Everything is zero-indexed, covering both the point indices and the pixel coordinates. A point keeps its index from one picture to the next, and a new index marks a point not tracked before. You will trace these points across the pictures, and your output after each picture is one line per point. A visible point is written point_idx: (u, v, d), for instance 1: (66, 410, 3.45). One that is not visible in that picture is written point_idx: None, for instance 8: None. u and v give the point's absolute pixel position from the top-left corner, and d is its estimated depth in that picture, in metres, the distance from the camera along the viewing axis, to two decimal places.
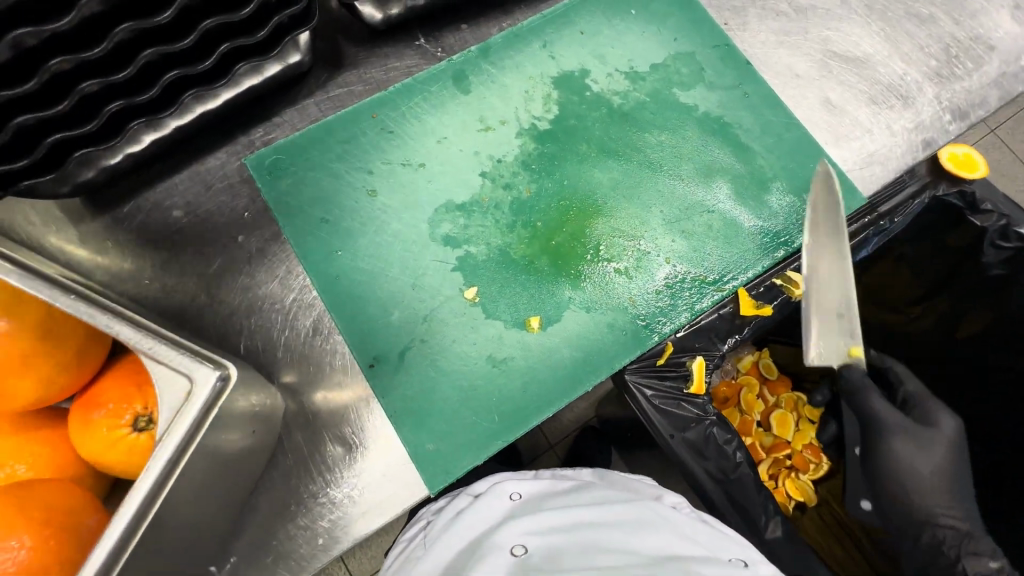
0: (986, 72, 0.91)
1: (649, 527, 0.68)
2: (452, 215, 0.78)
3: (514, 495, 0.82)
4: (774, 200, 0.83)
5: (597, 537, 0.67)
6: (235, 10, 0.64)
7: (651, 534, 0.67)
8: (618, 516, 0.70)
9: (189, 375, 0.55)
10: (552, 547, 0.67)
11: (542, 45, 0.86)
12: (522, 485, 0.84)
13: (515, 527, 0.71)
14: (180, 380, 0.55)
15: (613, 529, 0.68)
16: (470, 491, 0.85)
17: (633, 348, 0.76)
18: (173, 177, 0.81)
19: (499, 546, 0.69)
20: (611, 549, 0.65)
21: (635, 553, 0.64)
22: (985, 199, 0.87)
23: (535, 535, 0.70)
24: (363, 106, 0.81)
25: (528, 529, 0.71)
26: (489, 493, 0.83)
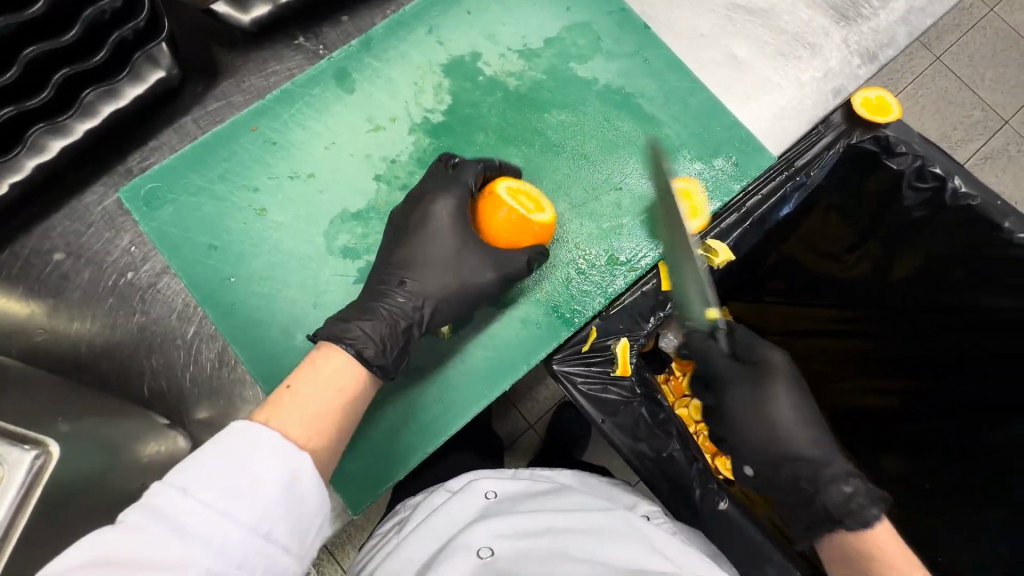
0: (894, 9, 0.88)
1: (618, 537, 0.68)
2: (348, 225, 0.75)
3: (490, 493, 0.77)
4: (681, 169, 0.81)
5: (567, 544, 0.66)
6: (57, 35, 0.59)
7: (620, 545, 0.67)
8: (591, 523, 0.70)
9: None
10: (521, 553, 0.66)
11: (427, 30, 0.81)
12: (500, 482, 0.79)
13: (486, 528, 0.68)
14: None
15: (584, 536, 0.67)
16: (447, 487, 0.81)
17: (548, 341, 0.76)
18: (46, 219, 0.74)
19: (465, 545, 0.66)
20: (579, 558, 0.65)
21: (601, 564, 0.65)
22: (900, 142, 0.81)
23: (506, 539, 0.67)
24: (241, 118, 0.76)
25: (501, 532, 0.68)
26: (465, 489, 0.78)
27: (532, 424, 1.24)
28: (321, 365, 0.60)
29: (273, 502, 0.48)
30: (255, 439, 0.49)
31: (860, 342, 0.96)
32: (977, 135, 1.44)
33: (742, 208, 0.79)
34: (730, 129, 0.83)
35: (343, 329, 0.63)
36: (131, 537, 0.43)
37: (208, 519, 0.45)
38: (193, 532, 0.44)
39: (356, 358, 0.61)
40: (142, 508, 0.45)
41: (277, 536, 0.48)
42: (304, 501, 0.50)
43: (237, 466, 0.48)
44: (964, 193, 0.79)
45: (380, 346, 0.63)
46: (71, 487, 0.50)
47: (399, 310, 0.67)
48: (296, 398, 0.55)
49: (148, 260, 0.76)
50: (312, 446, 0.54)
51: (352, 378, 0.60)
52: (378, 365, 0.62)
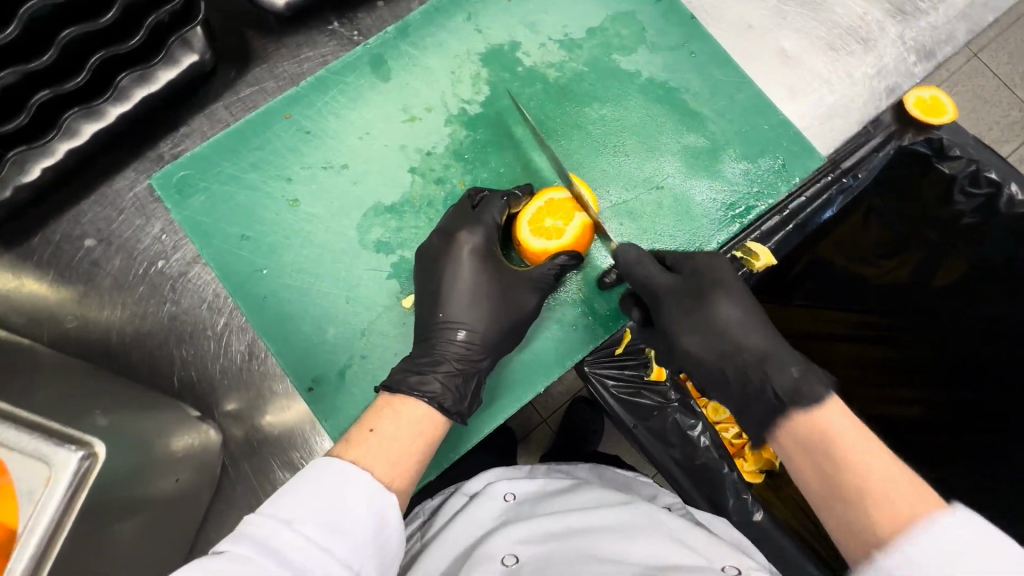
0: (952, 4, 0.83)
1: (639, 530, 0.64)
2: (383, 219, 0.73)
3: (508, 495, 0.76)
4: (727, 168, 0.78)
5: (591, 543, 0.63)
6: (94, 17, 0.57)
7: (644, 540, 0.63)
8: (610, 520, 0.67)
9: (45, 461, 0.45)
10: (545, 556, 0.63)
11: (466, 17, 0.78)
12: (516, 483, 0.78)
13: (507, 534, 0.66)
14: (39, 468, 0.45)
15: (609, 535, 0.64)
16: (463, 490, 0.79)
17: (585, 343, 0.74)
18: (77, 205, 0.73)
19: (490, 554, 0.64)
20: (603, 558, 0.61)
21: (623, 562, 0.61)
22: (954, 145, 0.77)
23: (528, 543, 0.65)
24: (275, 105, 0.75)
25: (523, 538, 0.66)
26: (482, 493, 0.76)
27: (544, 418, 1.22)
28: (401, 409, 0.58)
29: (365, 541, 0.46)
30: (350, 475, 0.48)
31: (891, 349, 0.91)
32: (1014, 136, 1.38)
33: (784, 210, 0.77)
34: (779, 127, 0.80)
35: (419, 381, 0.61)
36: (234, 566, 0.41)
37: (310, 555, 0.44)
38: (295, 564, 0.43)
39: (437, 410, 0.60)
40: (242, 538, 0.43)
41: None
42: (390, 541, 0.48)
43: (328, 500, 0.47)
44: (1021, 201, 0.75)
45: (457, 395, 0.63)
46: (108, 483, 0.50)
47: (467, 355, 0.66)
48: (381, 440, 0.54)
49: (178, 248, 0.75)
50: (395, 486, 0.52)
51: (430, 423, 0.59)
52: (456, 413, 0.62)
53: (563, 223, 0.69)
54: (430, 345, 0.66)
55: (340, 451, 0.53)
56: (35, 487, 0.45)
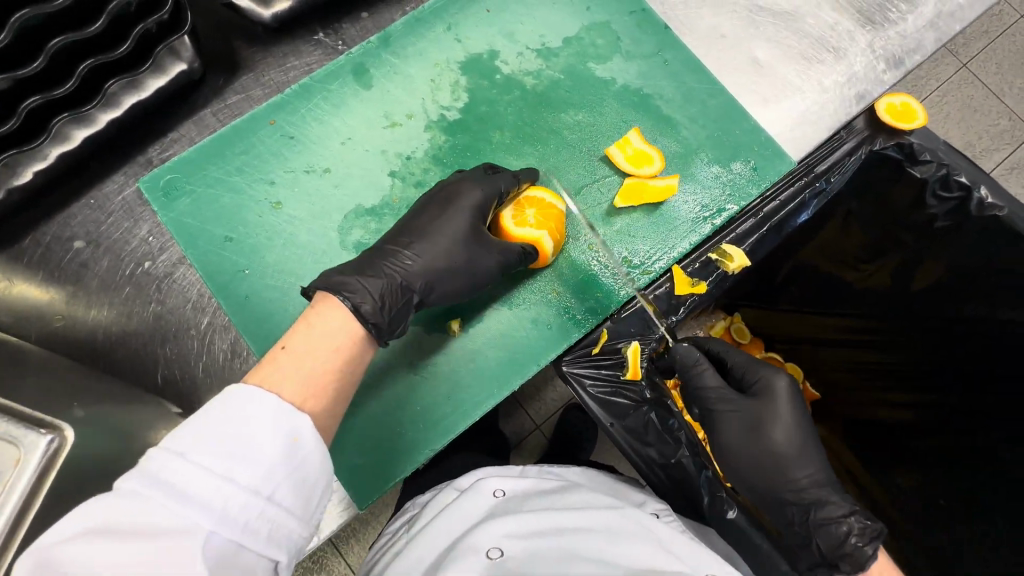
0: (921, 14, 0.85)
1: (628, 537, 0.65)
2: (363, 220, 0.75)
3: (498, 491, 0.75)
4: (700, 172, 0.81)
5: (579, 545, 0.63)
6: (83, 26, 0.60)
7: (633, 546, 0.64)
8: (597, 521, 0.67)
9: (15, 443, 0.48)
10: (532, 554, 0.62)
11: (446, 28, 0.81)
12: (506, 481, 0.76)
13: (494, 528, 0.65)
14: (7, 449, 0.48)
15: (597, 536, 0.64)
16: (455, 485, 0.79)
17: (560, 340, 0.77)
18: (67, 207, 0.75)
19: (473, 547, 0.63)
20: (591, 559, 0.62)
21: (611, 566, 0.62)
22: (924, 149, 0.78)
23: (514, 538, 0.64)
24: (259, 111, 0.77)
25: (508, 532, 0.64)
26: (472, 488, 0.75)
27: (538, 424, 1.23)
28: (315, 321, 0.58)
29: (274, 465, 0.47)
30: (253, 401, 0.48)
31: (875, 353, 0.92)
32: (1004, 145, 1.40)
33: (760, 212, 0.79)
34: (750, 132, 0.82)
35: (342, 284, 0.62)
36: (128, 502, 0.42)
37: (208, 484, 0.43)
38: (194, 496, 0.43)
39: (353, 313, 0.60)
40: (135, 473, 0.43)
41: (280, 499, 0.47)
42: (305, 465, 0.49)
43: (224, 431, 0.46)
44: (991, 203, 0.76)
45: (378, 303, 0.62)
46: (82, 473, 0.51)
47: (405, 271, 0.67)
48: (292, 357, 0.54)
49: (165, 249, 0.77)
50: (309, 406, 0.53)
51: (349, 339, 0.59)
52: (372, 321, 0.61)
53: (529, 211, 0.75)
54: (368, 259, 0.67)
55: (250, 376, 0.53)
56: (4, 469, 0.47)
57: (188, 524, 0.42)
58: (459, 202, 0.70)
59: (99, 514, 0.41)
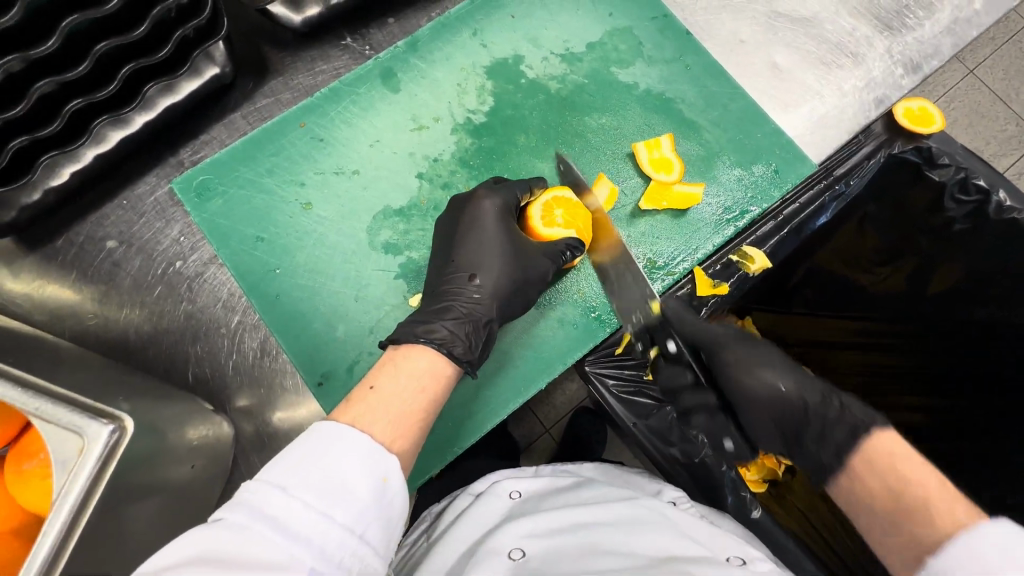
0: (938, 20, 0.86)
1: (647, 527, 0.65)
2: (391, 221, 0.77)
3: (514, 493, 0.77)
4: (722, 175, 0.82)
5: (599, 538, 0.63)
6: (127, 30, 0.61)
7: (651, 534, 0.63)
8: (615, 515, 0.67)
9: (78, 432, 0.49)
10: (553, 550, 0.63)
11: (471, 33, 0.82)
12: (521, 482, 0.79)
13: (515, 529, 0.66)
14: (72, 437, 0.49)
15: (615, 528, 0.64)
16: (470, 491, 0.80)
17: (585, 342, 0.77)
18: (101, 208, 0.77)
19: (495, 550, 0.64)
20: (611, 550, 0.61)
21: (632, 554, 0.61)
22: (943, 153, 0.79)
23: (535, 537, 0.65)
24: (290, 114, 0.79)
25: (530, 532, 0.66)
26: (489, 491, 0.77)
27: (547, 428, 1.23)
28: (401, 364, 0.59)
29: (367, 506, 0.46)
30: (348, 439, 0.48)
31: (892, 357, 0.93)
32: (1012, 151, 1.41)
33: (780, 215, 0.80)
34: (771, 136, 0.83)
35: (426, 329, 0.64)
36: (228, 533, 0.41)
37: (308, 519, 0.43)
38: (293, 529, 0.43)
39: (445, 355, 0.62)
40: (237, 506, 0.43)
41: (370, 540, 0.46)
42: (393, 508, 0.48)
43: (324, 465, 0.46)
44: (1010, 206, 0.77)
45: (467, 344, 0.65)
46: (128, 466, 0.52)
47: (475, 305, 0.69)
48: (381, 398, 0.54)
49: (196, 250, 0.78)
50: (399, 448, 0.52)
51: (433, 378, 0.59)
52: (467, 361, 0.64)
53: (563, 212, 0.75)
54: (441, 300, 0.69)
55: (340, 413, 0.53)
56: (70, 456, 0.49)
57: (285, 558, 0.41)
58: (488, 203, 0.72)
59: (194, 544, 0.40)
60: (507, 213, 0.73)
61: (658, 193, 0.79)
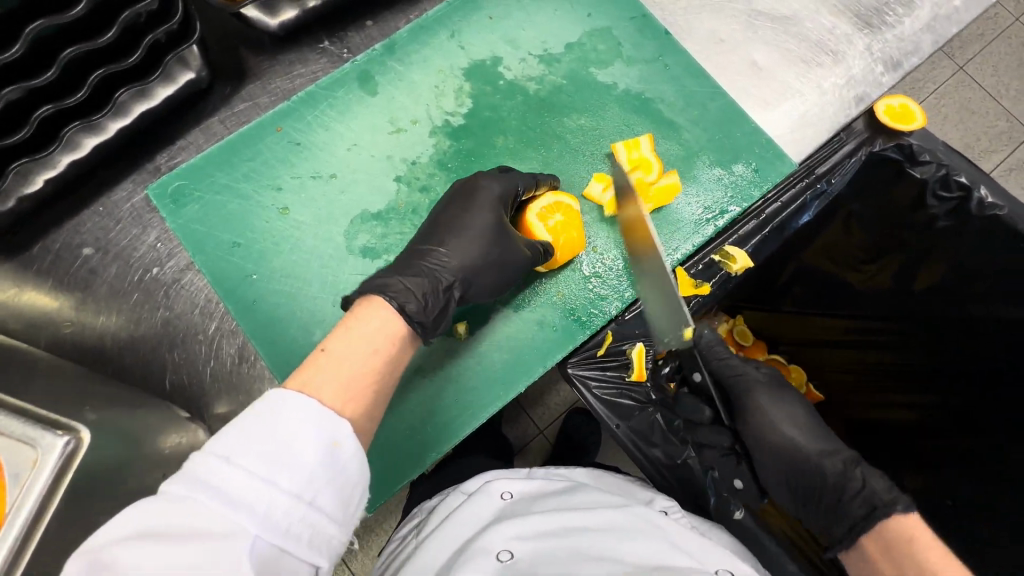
0: (918, 17, 0.85)
1: (635, 534, 0.64)
2: (368, 225, 0.76)
3: (504, 494, 0.75)
4: (701, 174, 0.82)
5: (588, 544, 0.63)
6: (95, 36, 0.61)
7: (639, 542, 0.63)
8: (605, 520, 0.66)
9: (32, 444, 0.48)
10: (541, 553, 0.62)
11: (449, 35, 0.82)
12: (514, 482, 0.76)
13: (502, 531, 0.65)
14: (23, 450, 0.48)
15: (606, 535, 0.64)
16: (460, 489, 0.79)
17: (565, 342, 0.77)
18: (76, 215, 0.76)
19: (484, 549, 0.64)
20: (598, 557, 0.61)
21: (619, 562, 0.61)
22: (924, 150, 0.78)
23: (525, 539, 0.65)
24: (266, 119, 0.78)
25: (518, 534, 0.65)
26: (480, 491, 0.75)
27: (542, 429, 1.22)
28: (355, 324, 0.57)
29: (315, 468, 0.46)
30: (291, 407, 0.47)
31: (880, 354, 0.93)
32: (1002, 147, 1.41)
33: (762, 213, 0.80)
34: (751, 135, 0.83)
35: (382, 287, 0.62)
36: (174, 505, 0.42)
37: (252, 488, 0.43)
38: (239, 500, 0.42)
39: (398, 312, 0.60)
40: (180, 477, 0.43)
41: (320, 503, 0.46)
42: (345, 469, 0.48)
43: (268, 434, 0.46)
44: (991, 203, 0.76)
45: (421, 302, 0.63)
46: (93, 477, 0.52)
47: (440, 271, 0.68)
48: (331, 360, 0.53)
49: (173, 256, 0.78)
50: (349, 412, 0.51)
51: (389, 342, 0.58)
52: (418, 319, 0.61)
53: (552, 218, 0.77)
54: (407, 262, 0.68)
55: (291, 379, 0.52)
56: (21, 470, 0.47)
57: (229, 528, 0.41)
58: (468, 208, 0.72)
59: (138, 517, 0.41)
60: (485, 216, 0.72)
61: (636, 194, 0.78)
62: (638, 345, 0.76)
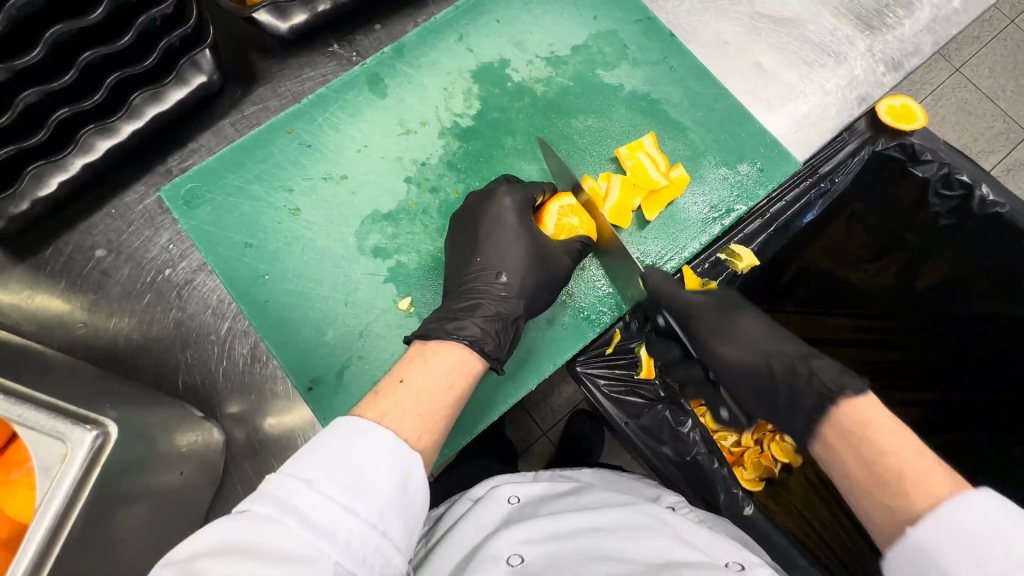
0: (918, 19, 0.87)
1: (644, 533, 0.64)
2: (379, 226, 0.77)
3: (513, 498, 0.76)
4: (706, 174, 0.83)
5: (594, 544, 0.63)
6: (112, 40, 0.62)
7: (650, 540, 0.63)
8: (615, 521, 0.67)
9: (62, 439, 0.49)
10: (551, 556, 0.63)
11: (457, 38, 0.83)
12: (521, 486, 0.77)
13: (512, 534, 0.66)
14: (55, 445, 0.49)
15: (616, 534, 0.64)
16: (468, 496, 0.79)
17: (574, 341, 0.78)
18: (89, 217, 0.77)
19: (493, 555, 0.64)
20: (610, 556, 0.61)
21: (627, 561, 0.61)
22: (926, 150, 0.78)
23: (533, 543, 0.65)
24: (277, 121, 0.79)
25: (527, 537, 0.66)
26: (488, 496, 0.76)
27: (544, 432, 1.23)
28: (432, 358, 0.60)
29: (389, 499, 0.47)
30: (368, 437, 0.49)
31: (887, 352, 0.93)
32: (1000, 147, 1.42)
33: (766, 213, 0.80)
34: (755, 135, 0.84)
35: (456, 326, 0.65)
36: (258, 525, 0.42)
37: (332, 514, 0.44)
38: (320, 523, 0.43)
39: (476, 352, 0.63)
40: (263, 497, 0.44)
41: (392, 536, 0.46)
42: (413, 500, 0.49)
43: (349, 459, 0.47)
44: (993, 201, 0.76)
45: (496, 341, 0.67)
46: (116, 472, 0.53)
47: (502, 303, 0.70)
48: (411, 390, 0.55)
49: (185, 257, 0.78)
50: (422, 443, 0.53)
51: (462, 376, 0.60)
52: (495, 357, 0.66)
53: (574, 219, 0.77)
54: (468, 291, 0.71)
55: (365, 406, 0.54)
56: (51, 464, 0.48)
57: (311, 550, 0.42)
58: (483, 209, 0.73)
59: (221, 531, 0.41)
60: (503, 217, 0.73)
61: (641, 188, 0.78)
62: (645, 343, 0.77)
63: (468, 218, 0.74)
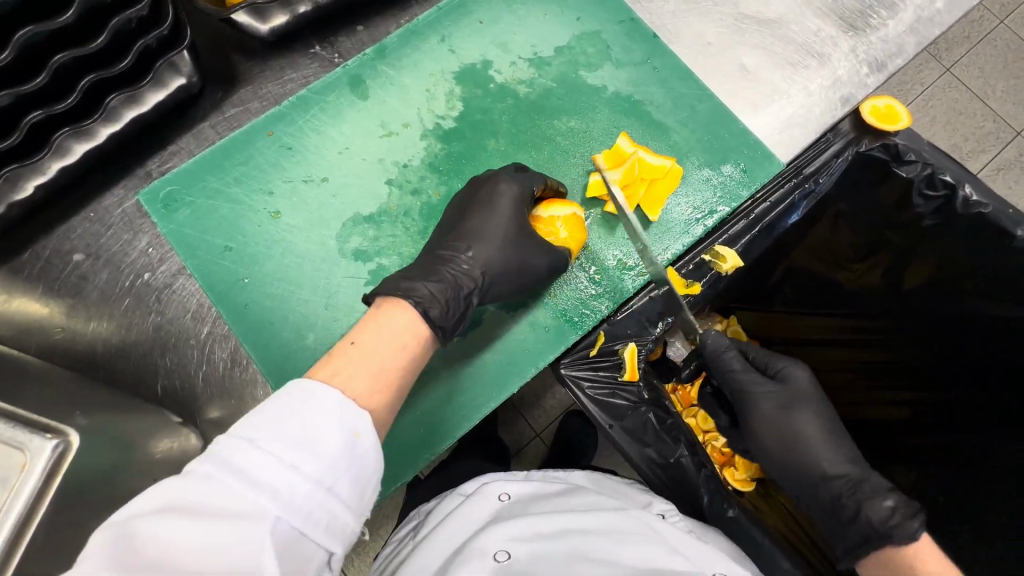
0: (901, 20, 0.87)
1: (635, 538, 0.64)
2: (361, 228, 0.77)
3: (503, 495, 0.75)
4: (690, 175, 0.83)
5: (585, 546, 0.63)
6: (85, 42, 0.61)
7: (640, 547, 0.63)
8: (605, 522, 0.66)
9: (20, 448, 0.48)
10: (537, 555, 0.62)
11: (440, 39, 0.83)
12: (511, 483, 0.76)
13: (499, 531, 0.65)
14: (12, 454, 0.47)
15: (605, 537, 0.64)
16: (458, 491, 0.78)
17: (555, 343, 0.77)
18: (67, 220, 0.76)
19: (480, 551, 0.63)
20: (597, 559, 0.61)
21: (619, 564, 0.61)
22: (909, 150, 0.78)
23: (522, 541, 0.64)
24: (257, 123, 0.79)
25: (515, 535, 0.65)
26: (477, 493, 0.75)
27: (539, 432, 1.22)
28: (384, 321, 0.59)
29: (337, 457, 0.46)
30: (317, 397, 0.48)
31: (874, 353, 0.93)
32: (989, 147, 1.43)
33: (750, 214, 0.80)
34: (739, 135, 0.84)
35: (408, 287, 0.63)
36: (202, 484, 0.42)
37: (277, 471, 0.43)
38: (264, 482, 0.43)
39: (425, 316, 0.62)
40: (208, 457, 0.43)
41: (339, 492, 0.46)
42: (361, 457, 0.48)
43: (297, 419, 0.46)
44: (976, 201, 0.76)
45: (445, 307, 0.64)
46: (87, 479, 0.52)
47: (465, 275, 0.69)
48: (363, 352, 0.55)
49: (165, 260, 0.77)
50: (375, 403, 0.53)
51: (415, 339, 0.60)
52: (440, 325, 0.63)
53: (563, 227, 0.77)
54: (431, 265, 0.68)
55: (319, 367, 0.53)
56: (10, 473, 0.47)
57: (255, 509, 0.42)
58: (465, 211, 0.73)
59: (163, 493, 0.42)
60: (487, 220, 0.72)
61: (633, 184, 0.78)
62: (630, 345, 0.76)
63: (451, 220, 0.74)
